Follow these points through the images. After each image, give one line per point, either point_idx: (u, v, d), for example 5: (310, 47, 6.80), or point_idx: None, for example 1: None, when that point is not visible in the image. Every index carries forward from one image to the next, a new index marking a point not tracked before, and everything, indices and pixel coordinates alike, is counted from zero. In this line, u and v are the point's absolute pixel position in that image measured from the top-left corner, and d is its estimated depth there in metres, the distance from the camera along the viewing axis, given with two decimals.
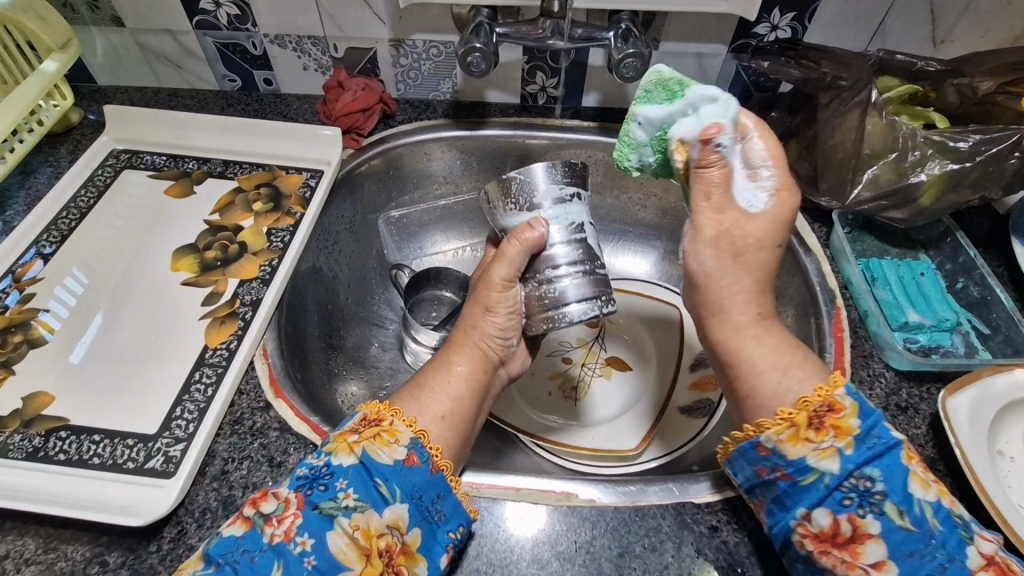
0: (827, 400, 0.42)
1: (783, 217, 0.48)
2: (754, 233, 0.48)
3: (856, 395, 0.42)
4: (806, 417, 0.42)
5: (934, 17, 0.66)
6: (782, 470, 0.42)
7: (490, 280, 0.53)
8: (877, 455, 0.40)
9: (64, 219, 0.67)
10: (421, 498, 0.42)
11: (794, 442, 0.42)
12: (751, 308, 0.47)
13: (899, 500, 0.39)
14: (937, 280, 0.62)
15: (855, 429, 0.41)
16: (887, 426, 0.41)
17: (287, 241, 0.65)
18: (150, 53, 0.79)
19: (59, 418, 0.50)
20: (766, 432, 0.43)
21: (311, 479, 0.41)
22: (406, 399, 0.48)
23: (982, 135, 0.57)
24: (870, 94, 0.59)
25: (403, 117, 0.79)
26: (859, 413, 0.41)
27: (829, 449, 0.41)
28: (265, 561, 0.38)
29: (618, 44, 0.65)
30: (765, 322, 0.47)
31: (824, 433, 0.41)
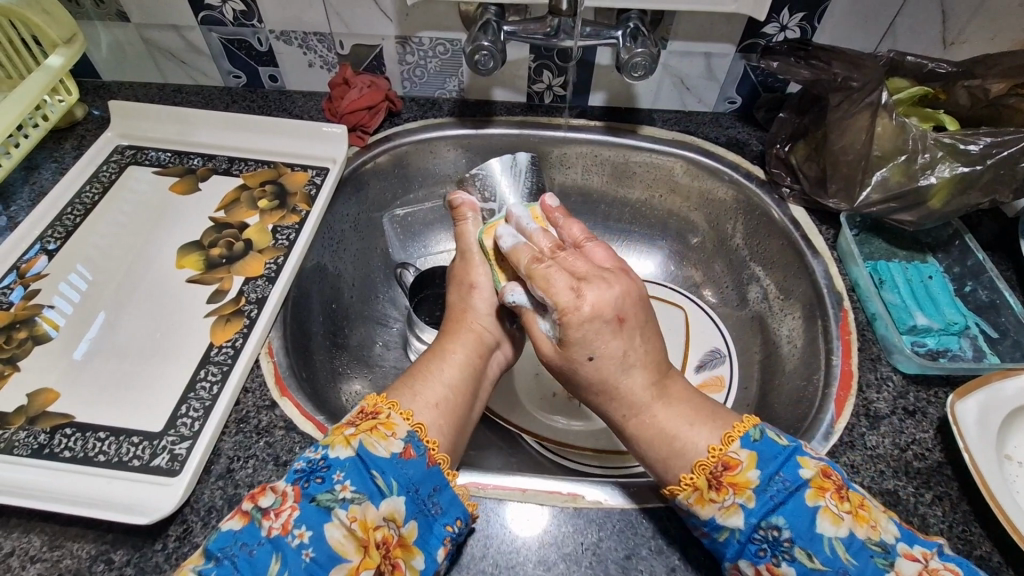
0: (722, 459, 0.43)
1: (580, 334, 0.45)
2: (569, 358, 0.46)
3: (752, 446, 0.43)
4: (705, 480, 0.43)
5: (945, 18, 0.66)
6: (700, 530, 0.43)
7: (467, 256, 0.57)
8: (778, 504, 0.41)
9: (69, 215, 0.67)
10: (418, 492, 0.42)
11: (701, 505, 0.43)
12: (614, 413, 0.48)
13: (808, 542, 0.40)
14: (945, 283, 0.62)
15: (753, 482, 0.42)
16: (791, 467, 0.42)
17: (293, 238, 0.65)
18: (154, 49, 0.79)
19: (65, 415, 0.50)
20: (676, 497, 0.44)
21: (308, 472, 0.41)
22: (401, 391, 0.47)
23: (994, 138, 0.56)
24: (881, 95, 0.58)
25: (409, 115, 0.79)
26: (757, 464, 0.42)
27: (732, 506, 0.42)
28: (263, 554, 0.38)
29: (627, 43, 0.64)
30: (632, 420, 0.47)
31: (723, 493, 0.42)
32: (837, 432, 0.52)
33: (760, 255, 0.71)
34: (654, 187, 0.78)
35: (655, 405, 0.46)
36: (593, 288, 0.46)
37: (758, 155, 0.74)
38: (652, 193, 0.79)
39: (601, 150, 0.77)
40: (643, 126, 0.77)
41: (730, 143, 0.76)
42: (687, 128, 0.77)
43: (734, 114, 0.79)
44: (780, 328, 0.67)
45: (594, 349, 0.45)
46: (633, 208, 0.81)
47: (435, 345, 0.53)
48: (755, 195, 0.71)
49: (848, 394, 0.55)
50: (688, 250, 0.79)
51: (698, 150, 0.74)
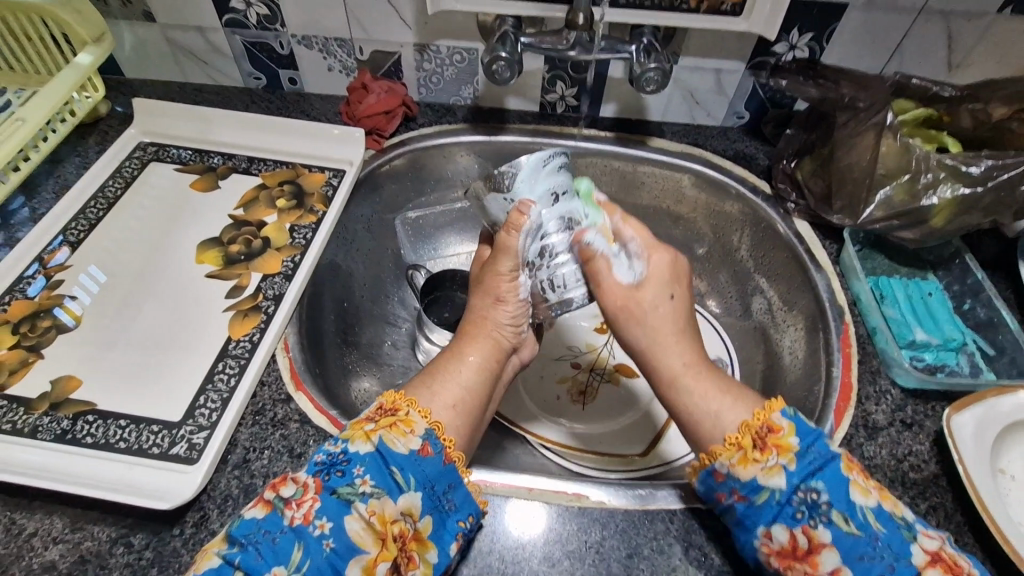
0: (766, 422, 0.45)
1: (665, 274, 0.52)
2: (648, 300, 0.51)
3: (792, 415, 0.45)
4: (750, 439, 0.44)
5: (950, 43, 0.68)
6: (738, 493, 0.44)
7: (497, 270, 0.52)
8: (817, 469, 0.43)
9: (92, 208, 0.68)
10: (434, 488, 0.43)
11: (744, 464, 0.44)
12: (676, 360, 0.50)
13: (844, 508, 0.41)
14: (945, 301, 0.64)
15: (795, 446, 0.43)
16: (826, 440, 0.44)
17: (309, 238, 0.66)
18: (178, 49, 0.80)
19: (87, 402, 0.52)
20: (718, 459, 0.45)
21: (329, 465, 0.43)
22: (419, 388, 0.48)
23: (996, 161, 0.58)
24: (886, 116, 0.61)
25: (424, 120, 0.81)
26: (797, 431, 0.44)
27: (775, 467, 0.43)
28: (285, 543, 0.39)
29: (641, 58, 0.66)
30: (693, 371, 0.49)
31: (767, 453, 0.44)
32: (836, 442, 0.54)
33: (765, 267, 0.73)
34: (663, 198, 0.80)
35: (698, 367, 0.49)
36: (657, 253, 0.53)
37: (765, 170, 0.76)
38: (660, 204, 0.80)
39: (611, 160, 0.79)
40: (653, 138, 0.79)
41: (738, 157, 0.77)
42: (696, 141, 0.79)
43: (742, 129, 0.80)
44: (782, 340, 0.68)
45: (675, 289, 0.52)
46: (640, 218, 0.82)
47: (453, 349, 0.52)
48: (760, 209, 0.73)
49: (847, 405, 0.56)
50: (693, 260, 0.81)
51: (706, 163, 0.76)
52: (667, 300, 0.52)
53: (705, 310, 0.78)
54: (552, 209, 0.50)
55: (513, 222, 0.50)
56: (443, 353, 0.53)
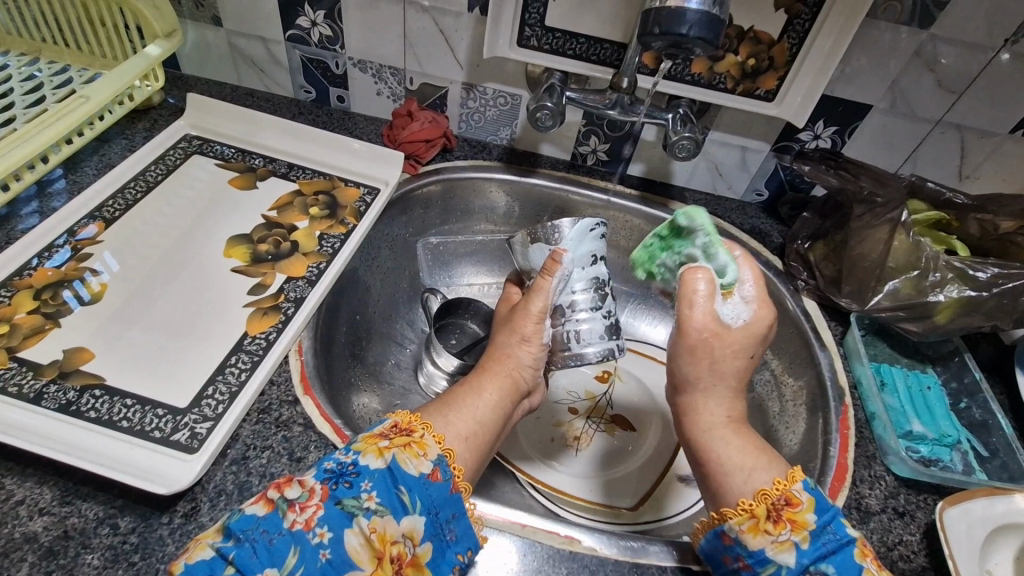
0: (785, 494, 0.44)
1: (758, 334, 0.49)
2: (723, 350, 0.48)
3: (813, 491, 0.45)
4: (765, 509, 0.44)
5: (963, 154, 0.72)
6: (743, 560, 0.44)
7: (528, 310, 0.57)
8: (829, 552, 0.42)
9: (130, 189, 0.70)
10: (437, 515, 0.43)
11: (755, 534, 0.44)
12: (717, 412, 0.49)
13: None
14: (942, 396, 0.66)
15: (809, 524, 0.43)
16: (842, 522, 0.44)
17: (337, 248, 0.68)
18: (238, 54, 0.84)
19: (96, 376, 0.52)
20: (729, 521, 0.45)
21: (337, 474, 0.43)
22: (434, 414, 0.49)
23: (1000, 269, 0.61)
24: (901, 214, 0.63)
25: (460, 153, 0.84)
26: (815, 509, 0.44)
27: (787, 543, 0.43)
28: (282, 544, 0.39)
29: (676, 125, 0.70)
30: (735, 426, 0.49)
31: (780, 527, 0.43)
32: None
33: (769, 340, 0.75)
34: None
35: (739, 424, 0.50)
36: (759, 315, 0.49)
37: (778, 247, 0.79)
38: None
39: (633, 217, 0.82)
40: (675, 202, 0.83)
41: (753, 231, 0.81)
42: (716, 211, 0.83)
43: (759, 205, 0.84)
44: (780, 414, 0.70)
45: (755, 351, 0.49)
46: None
47: (471, 384, 0.54)
48: (771, 283, 0.75)
49: (842, 485, 0.57)
50: None
51: (723, 232, 0.79)
52: (744, 358, 0.49)
53: None
54: (583, 268, 0.59)
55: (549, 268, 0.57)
56: (462, 384, 0.55)
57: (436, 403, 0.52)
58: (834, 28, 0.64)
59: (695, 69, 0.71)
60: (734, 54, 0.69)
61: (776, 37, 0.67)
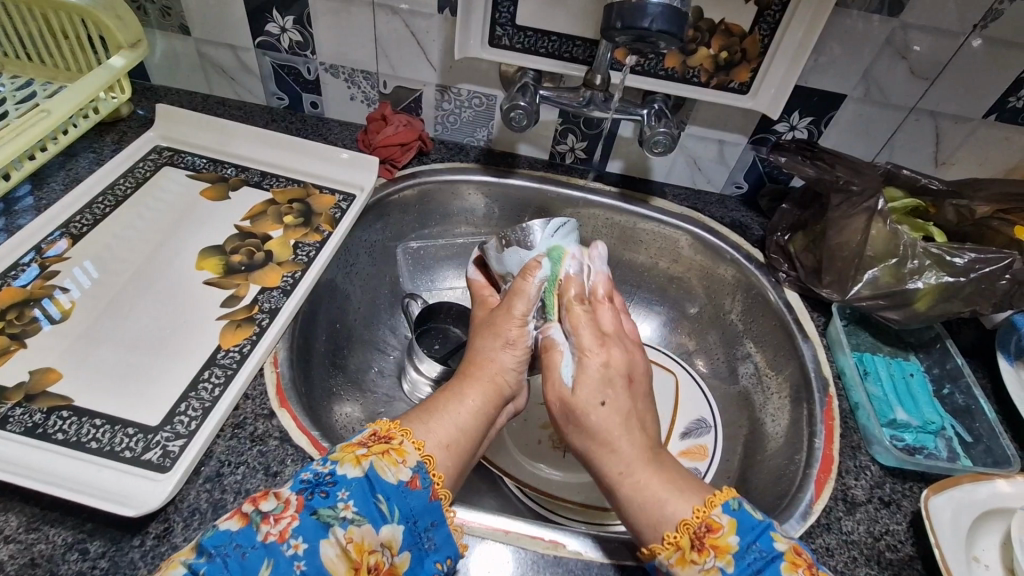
0: (705, 520, 0.44)
1: (598, 376, 0.50)
2: (584, 415, 0.49)
3: (734, 513, 0.44)
4: (688, 539, 0.43)
5: (938, 140, 0.73)
6: None
7: (512, 312, 0.55)
8: (756, 572, 0.42)
9: (99, 204, 0.69)
10: (416, 523, 0.43)
11: (683, 565, 0.43)
12: (616, 467, 0.47)
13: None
14: (925, 382, 0.66)
15: (732, 547, 0.43)
16: (769, 537, 0.44)
17: (312, 256, 0.67)
18: (208, 63, 0.83)
19: (63, 397, 0.51)
20: (658, 558, 0.44)
21: (314, 484, 0.42)
22: (414, 419, 0.48)
23: (978, 254, 0.61)
24: (878, 202, 0.64)
25: (437, 156, 0.83)
26: (736, 530, 0.43)
27: (712, 569, 0.42)
28: (255, 559, 0.38)
29: (651, 121, 0.70)
30: (632, 479, 0.46)
31: (705, 554, 0.43)
32: (815, 513, 0.54)
33: (753, 333, 0.75)
34: (659, 255, 0.82)
35: (642, 472, 0.47)
36: (613, 345, 0.53)
37: (759, 239, 0.79)
38: (655, 260, 0.83)
39: (613, 214, 0.81)
40: (655, 197, 0.82)
41: (734, 224, 0.80)
42: (696, 205, 0.82)
43: (739, 198, 0.84)
44: (765, 408, 0.69)
45: (607, 394, 0.49)
46: (636, 272, 0.84)
47: (450, 391, 0.52)
48: (752, 276, 0.75)
49: (828, 477, 0.57)
50: (684, 319, 0.82)
51: (702, 226, 0.79)
52: (601, 407, 0.49)
53: (692, 369, 0.79)
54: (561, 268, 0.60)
55: (530, 269, 0.56)
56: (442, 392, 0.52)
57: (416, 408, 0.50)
58: (804, 18, 0.64)
59: (668, 64, 0.70)
60: (707, 47, 0.69)
61: (748, 29, 0.67)
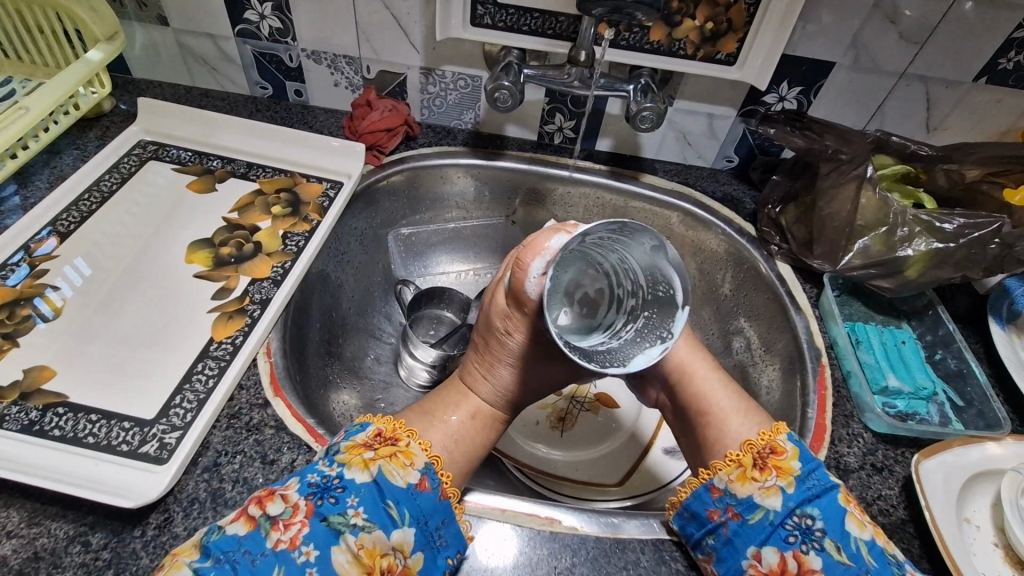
0: (770, 444, 0.50)
1: None
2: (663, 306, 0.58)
3: (796, 443, 0.50)
4: (752, 458, 0.49)
5: (928, 106, 0.72)
6: (733, 509, 0.48)
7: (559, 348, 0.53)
8: (814, 496, 0.47)
9: (86, 201, 0.68)
10: (427, 523, 0.44)
11: (743, 482, 0.49)
12: (704, 361, 0.56)
13: (837, 537, 0.45)
14: (917, 349, 0.66)
15: (794, 470, 0.48)
16: (825, 472, 0.49)
17: (302, 245, 0.67)
18: (188, 53, 0.82)
19: (58, 394, 0.51)
20: (719, 473, 0.50)
21: (322, 489, 0.43)
22: (422, 424, 0.50)
23: (967, 219, 0.61)
24: (866, 170, 0.63)
25: (425, 140, 0.83)
26: (799, 458, 0.49)
27: (773, 487, 0.47)
28: (266, 565, 0.39)
29: (638, 97, 0.69)
30: (720, 373, 0.56)
31: (767, 474, 0.48)
32: None
33: (746, 306, 0.75)
34: None
35: (721, 373, 0.56)
36: None
37: (750, 213, 0.78)
38: None
39: (605, 193, 0.81)
40: (645, 174, 0.82)
41: (725, 198, 0.80)
42: (686, 180, 0.82)
43: (730, 172, 0.83)
44: (760, 380, 0.70)
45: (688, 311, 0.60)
46: None
47: (484, 422, 0.54)
48: (744, 250, 0.75)
49: (820, 445, 0.57)
50: None
51: (694, 202, 0.79)
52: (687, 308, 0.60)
53: None
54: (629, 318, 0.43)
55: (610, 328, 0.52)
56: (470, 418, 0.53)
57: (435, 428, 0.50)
58: None
59: (654, 36, 0.69)
60: (692, 18, 0.68)
61: None
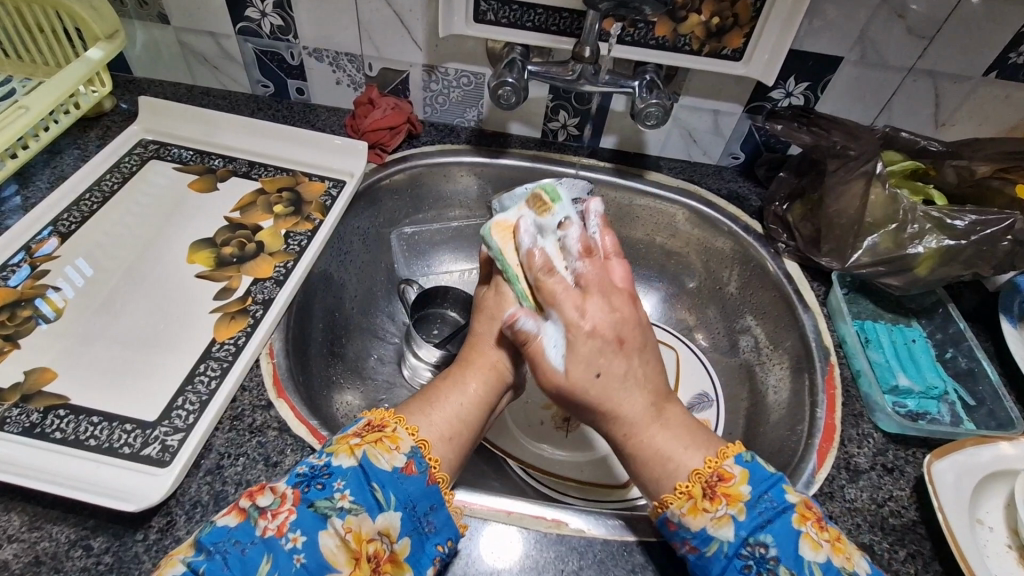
0: (717, 470, 0.45)
1: (587, 350, 0.48)
2: (574, 383, 0.48)
3: (746, 465, 0.46)
4: (700, 489, 0.45)
5: (937, 101, 0.71)
6: (689, 542, 0.44)
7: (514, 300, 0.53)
8: (766, 521, 0.43)
9: (87, 201, 0.68)
10: (414, 509, 0.43)
11: (695, 514, 0.44)
12: (629, 416, 0.48)
13: (792, 564, 0.42)
14: (927, 348, 0.65)
15: (744, 496, 0.44)
16: (781, 490, 0.45)
17: (304, 245, 0.66)
18: (189, 52, 0.81)
19: (59, 396, 0.51)
20: (670, 508, 0.45)
21: (310, 477, 0.42)
22: (413, 409, 0.48)
23: (979, 216, 0.60)
24: (876, 166, 0.62)
25: (427, 138, 0.82)
26: (748, 481, 0.45)
27: (724, 517, 0.43)
28: (255, 554, 0.38)
29: (643, 93, 0.68)
30: (657, 418, 0.48)
31: (716, 503, 0.44)
32: (818, 482, 0.54)
33: (753, 305, 0.74)
34: (656, 231, 0.81)
35: (662, 412, 0.49)
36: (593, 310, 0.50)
37: (757, 211, 0.78)
38: (653, 235, 0.81)
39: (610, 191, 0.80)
40: (650, 171, 0.81)
41: (731, 196, 0.79)
42: (691, 178, 0.81)
43: (736, 169, 0.83)
44: (767, 379, 0.69)
45: (601, 365, 0.48)
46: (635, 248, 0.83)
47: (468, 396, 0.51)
48: (750, 247, 0.74)
49: (830, 446, 0.57)
50: (683, 293, 0.81)
51: (700, 199, 0.78)
52: (593, 380, 0.48)
53: (693, 343, 0.78)
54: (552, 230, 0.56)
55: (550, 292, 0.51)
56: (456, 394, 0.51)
57: (423, 407, 0.49)
58: None
59: (659, 32, 0.69)
60: (697, 13, 0.67)
61: None
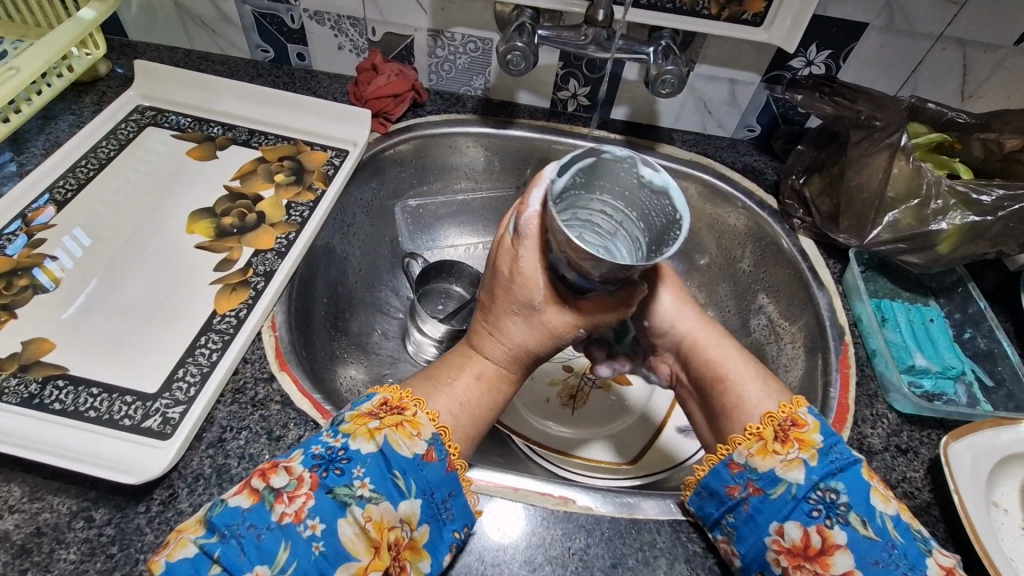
0: (791, 416, 0.48)
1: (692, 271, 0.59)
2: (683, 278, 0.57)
3: (817, 416, 0.48)
4: (772, 431, 0.47)
5: (965, 72, 0.68)
6: (753, 484, 0.46)
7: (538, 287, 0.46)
8: (838, 470, 0.45)
9: (83, 168, 0.66)
10: (433, 496, 0.42)
11: (764, 455, 0.46)
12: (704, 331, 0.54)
13: (862, 511, 0.43)
14: (946, 327, 0.63)
15: (817, 443, 0.46)
16: (848, 446, 0.46)
17: (306, 216, 0.64)
18: (186, 15, 0.78)
19: (58, 366, 0.50)
20: (738, 449, 0.47)
21: (327, 460, 0.41)
22: (427, 390, 0.47)
23: (1006, 191, 0.58)
24: (901, 138, 0.59)
25: (433, 107, 0.79)
26: (821, 431, 0.47)
27: (796, 460, 0.45)
28: (271, 540, 0.37)
29: (658, 60, 0.65)
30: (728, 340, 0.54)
31: (788, 446, 0.46)
32: None
33: (765, 284, 0.72)
34: None
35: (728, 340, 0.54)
36: None
37: (773, 185, 0.75)
38: None
39: None
40: (663, 144, 0.78)
41: (746, 169, 0.76)
42: (704, 150, 0.78)
43: (752, 142, 0.80)
44: (778, 358, 0.68)
45: None
46: None
47: (488, 385, 0.49)
48: (765, 223, 0.72)
49: (843, 426, 0.56)
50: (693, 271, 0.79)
51: (714, 173, 0.75)
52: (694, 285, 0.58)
53: None
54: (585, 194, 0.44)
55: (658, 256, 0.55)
56: (475, 380, 0.48)
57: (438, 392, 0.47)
58: None
59: None
60: None
61: None
